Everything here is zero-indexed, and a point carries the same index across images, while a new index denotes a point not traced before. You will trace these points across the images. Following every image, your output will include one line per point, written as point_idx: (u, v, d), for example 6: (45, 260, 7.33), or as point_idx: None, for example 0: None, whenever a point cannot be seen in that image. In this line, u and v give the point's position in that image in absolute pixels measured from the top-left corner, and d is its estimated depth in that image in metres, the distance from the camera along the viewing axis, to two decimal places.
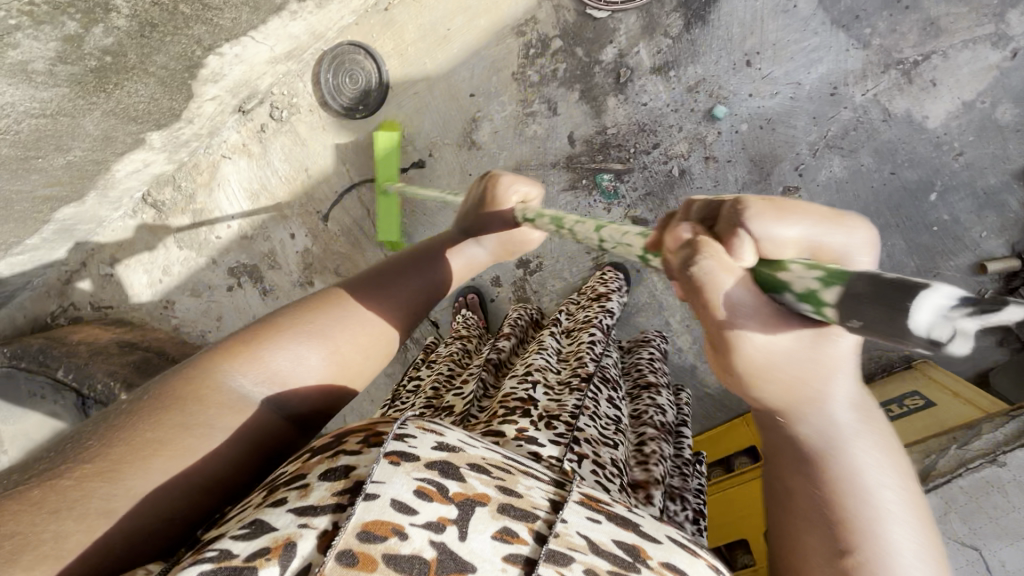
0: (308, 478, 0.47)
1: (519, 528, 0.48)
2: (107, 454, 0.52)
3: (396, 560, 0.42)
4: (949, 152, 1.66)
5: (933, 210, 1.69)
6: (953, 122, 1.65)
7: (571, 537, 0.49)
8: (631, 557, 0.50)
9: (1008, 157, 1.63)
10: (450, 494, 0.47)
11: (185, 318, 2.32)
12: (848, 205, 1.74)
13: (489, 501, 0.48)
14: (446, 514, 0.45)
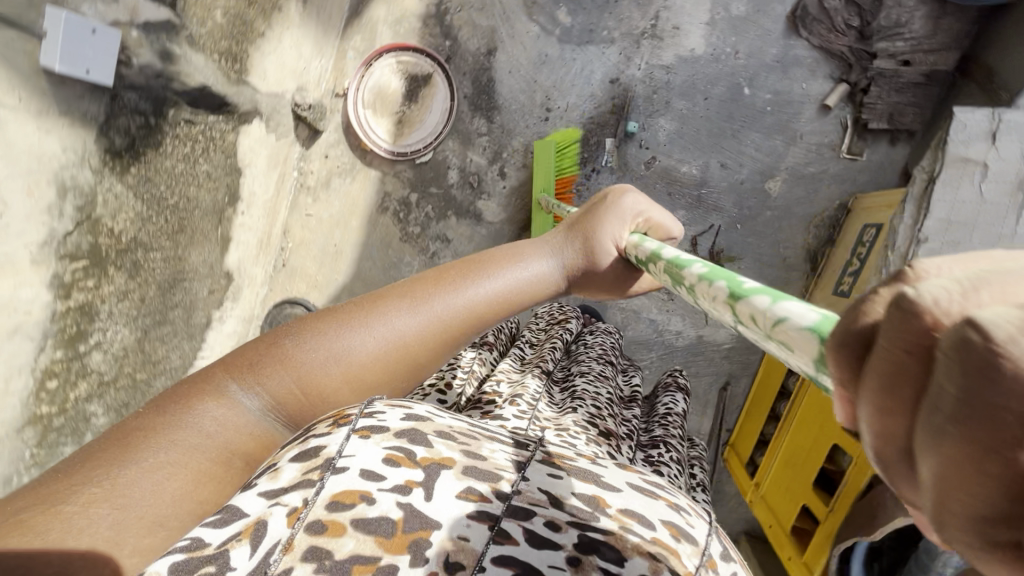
0: (279, 465, 0.55)
1: (481, 485, 0.53)
2: (110, 480, 0.54)
3: (361, 523, 0.47)
4: (729, 56, 1.96)
5: (757, 97, 1.97)
6: (712, 38, 1.96)
7: (532, 494, 0.54)
8: (590, 506, 0.55)
9: (769, 29, 1.94)
10: (416, 459, 0.53)
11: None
12: (697, 139, 2.00)
13: (453, 464, 0.55)
14: (411, 477, 0.52)
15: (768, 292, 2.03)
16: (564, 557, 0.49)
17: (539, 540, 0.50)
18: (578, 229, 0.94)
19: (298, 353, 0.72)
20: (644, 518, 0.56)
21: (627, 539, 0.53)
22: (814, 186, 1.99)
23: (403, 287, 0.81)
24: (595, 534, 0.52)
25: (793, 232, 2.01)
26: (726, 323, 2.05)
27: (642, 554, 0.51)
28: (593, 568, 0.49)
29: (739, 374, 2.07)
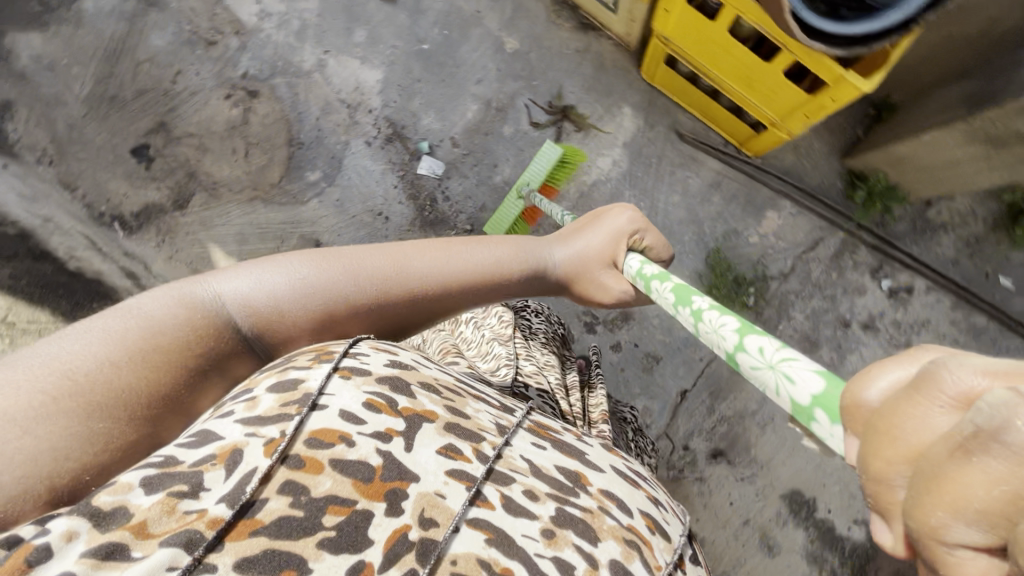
0: (257, 396, 0.67)
1: (462, 447, 0.70)
2: (91, 387, 0.64)
3: (340, 463, 0.61)
4: (391, 50, 2.20)
5: (431, 37, 2.18)
6: (372, 60, 2.21)
7: (513, 461, 0.73)
8: (568, 483, 0.75)
9: (382, 13, 2.21)
10: (399, 410, 0.68)
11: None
12: (447, 96, 2.17)
13: (436, 419, 0.70)
14: (392, 425, 0.66)
15: (603, 71, 2.10)
16: (540, 526, 0.68)
17: (520, 505, 0.69)
18: (582, 243, 1.25)
19: (268, 278, 0.83)
20: (618, 504, 0.76)
21: (603, 520, 0.72)
22: (523, 6, 2.15)
23: (398, 248, 0.97)
24: (574, 509, 0.71)
25: (557, 34, 2.13)
26: (619, 116, 2.09)
27: (614, 535, 0.71)
28: (565, 539, 0.68)
29: (673, 117, 2.07)
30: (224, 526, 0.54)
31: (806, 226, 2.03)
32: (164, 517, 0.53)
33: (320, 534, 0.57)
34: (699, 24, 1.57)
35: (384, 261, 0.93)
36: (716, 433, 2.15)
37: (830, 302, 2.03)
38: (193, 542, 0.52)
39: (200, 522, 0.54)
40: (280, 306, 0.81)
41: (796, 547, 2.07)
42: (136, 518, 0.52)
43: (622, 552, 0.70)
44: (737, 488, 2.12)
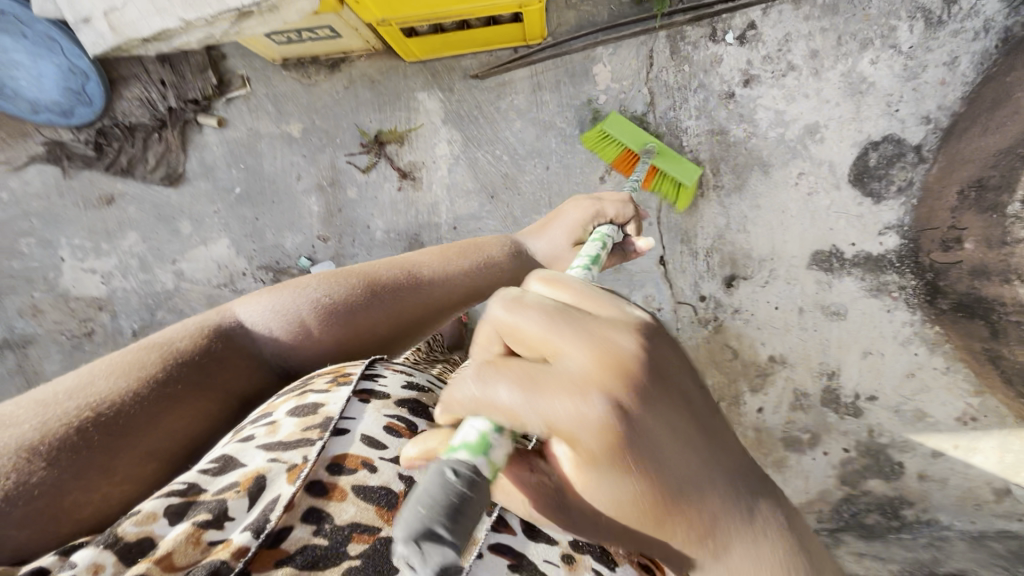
0: (273, 425, 0.88)
1: (488, 491, 0.87)
2: (122, 417, 0.89)
3: (349, 505, 0.73)
4: (219, 216, 2.22)
5: (237, 178, 2.20)
6: (210, 236, 2.23)
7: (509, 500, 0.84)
8: None
9: (185, 195, 2.22)
10: (415, 449, 0.88)
11: (934, 402, 1.96)
12: (288, 208, 2.19)
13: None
14: (407, 458, 0.72)
15: (379, 84, 2.09)
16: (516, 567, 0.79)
17: (501, 545, 0.82)
18: (553, 232, 1.48)
19: (286, 300, 1.15)
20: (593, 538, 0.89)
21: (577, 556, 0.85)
22: (275, 92, 2.13)
23: (397, 267, 1.30)
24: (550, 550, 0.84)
25: (318, 89, 2.11)
26: (421, 105, 2.09)
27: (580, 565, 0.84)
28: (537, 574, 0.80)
29: (460, 68, 2.06)
30: (233, 556, 0.72)
31: (631, 51, 2.00)
32: (185, 550, 0.72)
33: (346, 561, 0.76)
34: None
35: (387, 278, 1.25)
36: (717, 265, 2.09)
37: (703, 90, 2.01)
38: (216, 569, 0.70)
39: (219, 549, 0.72)
40: (302, 334, 1.12)
41: (853, 292, 2.03)
42: (163, 553, 0.71)
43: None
44: (771, 291, 2.07)
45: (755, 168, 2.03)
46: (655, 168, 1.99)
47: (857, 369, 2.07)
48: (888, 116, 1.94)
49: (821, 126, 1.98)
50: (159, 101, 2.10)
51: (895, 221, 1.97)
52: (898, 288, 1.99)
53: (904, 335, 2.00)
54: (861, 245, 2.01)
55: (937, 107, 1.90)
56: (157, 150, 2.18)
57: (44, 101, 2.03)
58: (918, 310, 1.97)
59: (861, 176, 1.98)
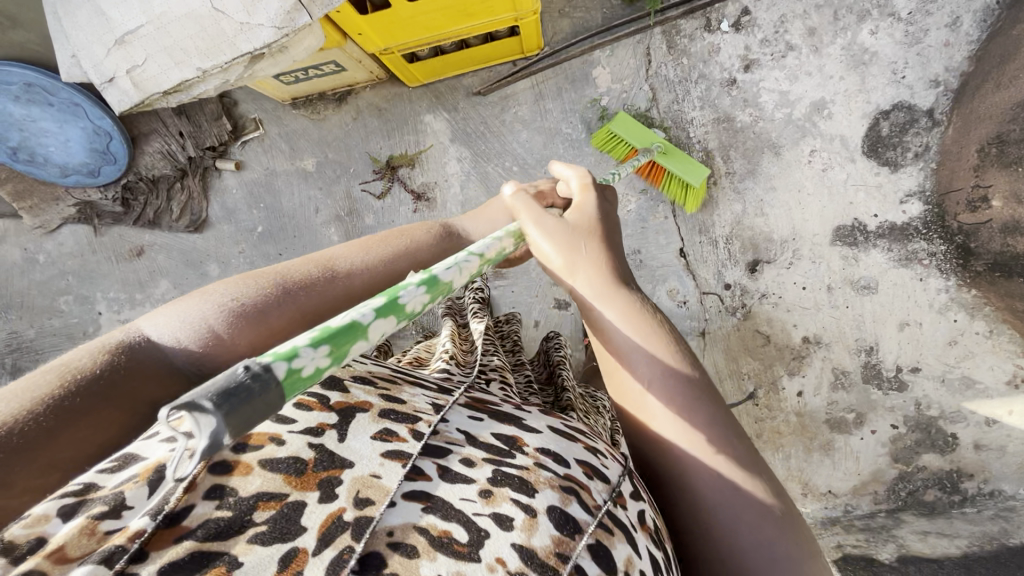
0: None
1: (399, 428, 0.64)
2: None
3: (271, 461, 0.54)
4: (245, 255, 2.28)
5: (258, 217, 2.26)
6: (238, 276, 2.29)
7: (450, 434, 0.67)
8: (507, 447, 0.69)
9: (210, 239, 2.29)
10: (331, 405, 0.62)
11: (981, 366, 1.98)
12: (309, 241, 2.24)
13: (369, 409, 0.64)
14: (324, 420, 0.60)
15: (386, 112, 2.15)
16: (477, 489, 0.62)
17: (460, 472, 0.63)
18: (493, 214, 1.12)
19: (194, 312, 0.69)
20: (555, 457, 0.71)
21: (540, 473, 0.66)
22: (287, 130, 2.20)
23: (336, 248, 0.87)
24: (509, 468, 0.66)
25: (328, 123, 2.18)
26: (428, 127, 2.13)
27: (550, 484, 0.65)
28: (500, 494, 0.62)
29: (463, 87, 2.10)
30: (142, 535, 0.46)
31: (629, 51, 2.03)
32: (83, 539, 0.45)
33: (249, 531, 0.50)
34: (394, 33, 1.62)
35: (324, 264, 0.82)
36: (738, 252, 2.07)
37: (704, 81, 2.02)
38: (112, 556, 0.44)
39: (122, 536, 0.45)
40: (218, 339, 0.68)
41: (882, 264, 2.00)
42: (49, 544, 0.44)
43: (563, 500, 0.65)
44: (796, 271, 2.05)
45: (766, 150, 2.02)
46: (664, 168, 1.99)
47: (895, 342, 2.03)
48: (895, 84, 1.93)
49: (828, 102, 1.97)
50: (179, 152, 2.19)
51: (916, 188, 1.94)
52: (928, 255, 1.96)
53: (940, 302, 1.97)
54: (884, 216, 1.97)
55: (944, 69, 1.89)
56: (180, 199, 2.26)
57: (73, 164, 2.13)
58: (951, 276, 1.95)
59: (875, 147, 1.96)
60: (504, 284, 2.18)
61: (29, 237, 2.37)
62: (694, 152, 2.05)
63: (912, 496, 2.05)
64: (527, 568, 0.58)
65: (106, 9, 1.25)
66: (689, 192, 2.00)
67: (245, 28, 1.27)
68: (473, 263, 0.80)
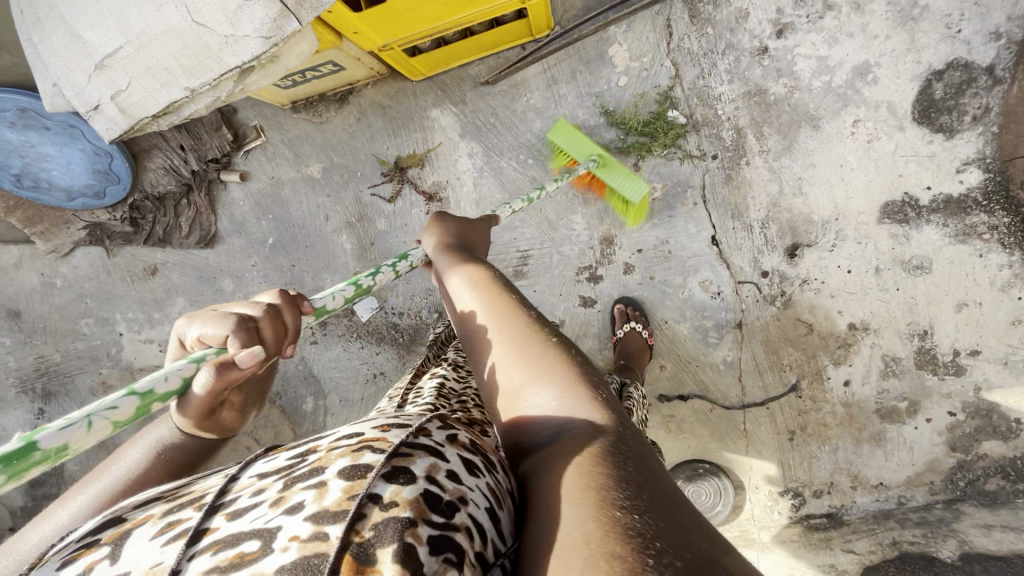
0: None
1: (183, 510, 0.54)
2: None
3: None
4: (258, 268, 2.22)
5: (267, 228, 2.19)
6: (252, 289, 2.24)
7: (238, 485, 0.56)
8: (294, 462, 0.57)
9: (221, 253, 2.24)
10: (104, 541, 0.52)
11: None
12: (321, 249, 2.16)
13: (151, 519, 0.54)
14: (95, 557, 0.50)
15: (389, 109, 2.03)
16: (264, 509, 0.51)
17: (247, 505, 0.52)
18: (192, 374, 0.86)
19: None
20: (347, 435, 0.58)
21: (332, 451, 0.55)
22: (289, 136, 2.11)
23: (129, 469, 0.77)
24: (299, 473, 0.54)
25: (331, 125, 2.07)
26: (436, 122, 2.01)
27: (343, 454, 0.53)
28: (288, 495, 0.51)
29: (470, 77, 1.97)
30: None
31: (647, 24, 1.85)
32: None
33: None
34: (390, 30, 1.51)
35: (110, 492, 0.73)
36: (776, 236, 1.92)
37: (732, 51, 1.84)
38: None
39: None
40: None
41: (937, 241, 1.83)
42: None
43: (353, 458, 0.52)
44: (840, 254, 1.90)
45: (804, 124, 1.85)
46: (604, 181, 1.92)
47: (952, 324, 1.88)
48: (949, 40, 1.73)
49: (873, 65, 1.78)
50: (182, 167, 2.11)
51: (974, 155, 1.75)
52: (988, 229, 1.79)
53: (1003, 279, 1.81)
54: (939, 188, 1.80)
55: (1006, 19, 1.69)
56: (188, 215, 2.19)
57: (77, 186, 2.08)
58: (1016, 251, 1.78)
59: (927, 112, 1.77)
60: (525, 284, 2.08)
61: (44, 262, 2.36)
62: (723, 133, 1.89)
63: (972, 485, 1.93)
64: (322, 523, 0.47)
65: (81, 32, 1.15)
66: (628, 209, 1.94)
67: (230, 40, 1.15)
68: (120, 405, 0.67)
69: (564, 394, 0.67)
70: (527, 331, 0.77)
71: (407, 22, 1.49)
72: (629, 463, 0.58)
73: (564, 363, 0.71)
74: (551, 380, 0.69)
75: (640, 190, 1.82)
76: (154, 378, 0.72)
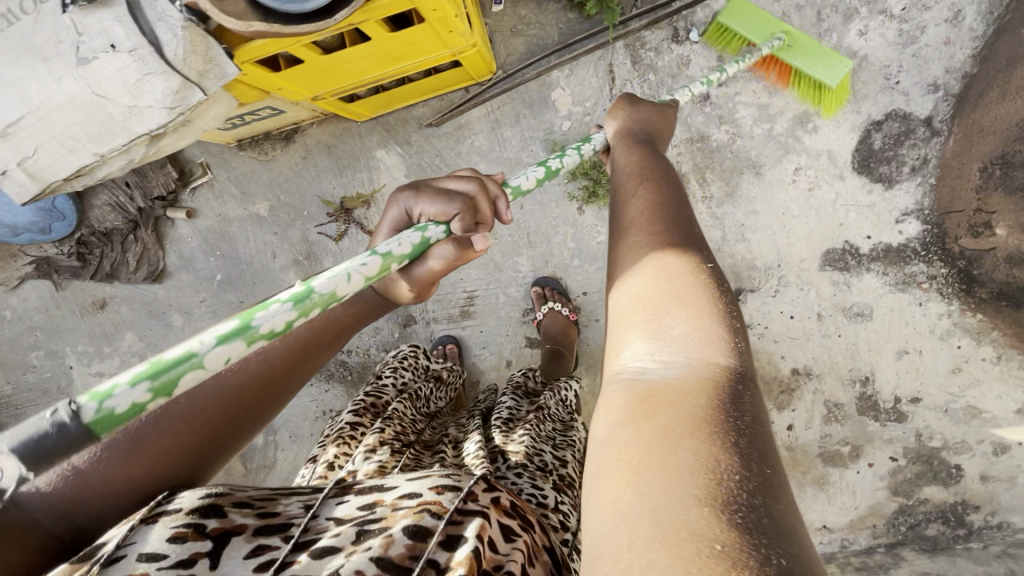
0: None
1: (273, 537, 0.65)
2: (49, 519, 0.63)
3: None
4: (207, 304, 2.21)
5: (216, 264, 2.18)
6: (202, 324, 2.23)
7: (318, 522, 0.67)
8: (368, 511, 0.68)
9: (170, 288, 2.22)
10: (207, 531, 0.63)
11: (988, 395, 1.84)
12: (270, 286, 2.15)
13: (245, 529, 0.65)
14: (198, 548, 0.61)
15: (335, 149, 2.02)
16: (341, 555, 0.62)
17: (327, 546, 0.63)
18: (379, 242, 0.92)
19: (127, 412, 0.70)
20: (411, 492, 0.70)
21: (399, 510, 0.67)
22: (236, 174, 2.09)
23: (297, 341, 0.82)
24: (371, 526, 0.66)
25: (277, 164, 2.06)
26: (382, 163, 2.00)
27: (412, 517, 0.66)
28: (362, 545, 0.63)
29: (414, 118, 1.96)
30: None
31: (589, 69, 1.85)
32: None
33: None
34: (319, 83, 1.49)
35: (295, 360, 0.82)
36: None
37: (674, 98, 1.83)
38: None
39: None
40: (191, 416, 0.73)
41: (877, 289, 1.83)
42: None
43: (415, 520, 0.66)
44: (783, 299, 1.89)
45: (745, 171, 1.85)
46: (789, 68, 1.71)
47: (893, 371, 1.88)
48: (888, 91, 1.72)
49: (812, 115, 1.78)
50: (128, 204, 2.09)
51: (913, 206, 1.75)
52: (927, 279, 1.79)
53: (942, 328, 1.81)
54: (878, 238, 1.80)
55: (944, 71, 1.69)
56: (136, 250, 2.18)
57: (22, 223, 2.03)
58: (954, 301, 1.78)
59: (866, 162, 1.77)
60: (472, 324, 2.07)
61: None
62: None
63: (913, 530, 1.94)
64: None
65: None
66: (828, 94, 1.71)
67: (134, 110, 1.15)
68: (370, 267, 0.72)
69: (701, 339, 0.65)
70: (681, 267, 0.75)
71: (332, 76, 1.47)
72: (749, 440, 0.55)
73: (712, 311, 0.69)
74: (696, 322, 0.67)
75: (841, 71, 1.62)
76: (391, 244, 0.77)
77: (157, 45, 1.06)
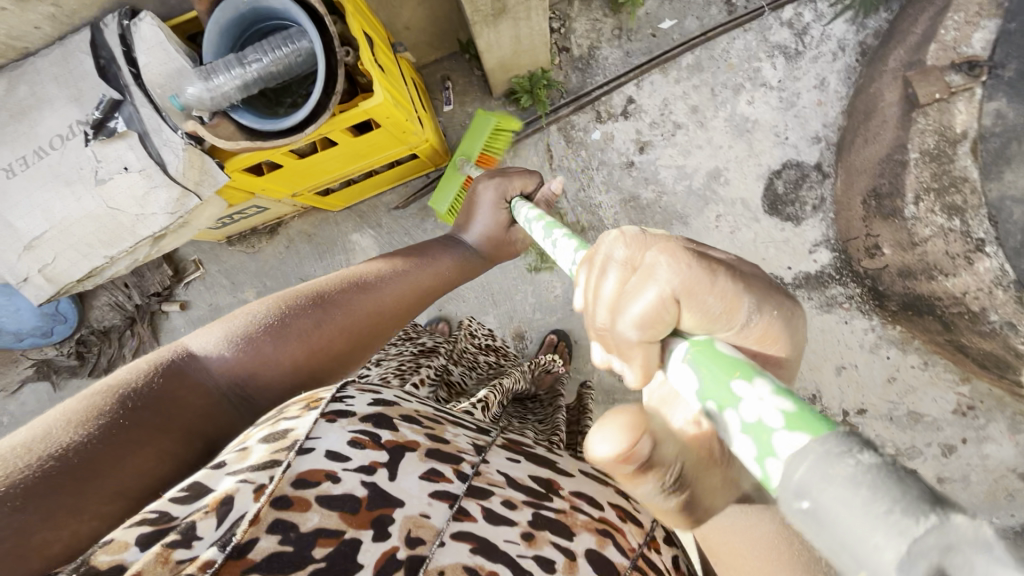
0: (246, 448, 0.76)
1: (444, 468, 0.81)
2: (138, 421, 0.85)
3: (327, 498, 0.70)
4: None
5: None
6: None
7: (488, 477, 0.84)
8: (540, 491, 0.87)
9: None
10: (382, 443, 0.78)
11: (925, 399, 2.00)
12: None
13: (416, 449, 0.81)
14: (376, 459, 0.76)
15: (315, 237, 2.27)
16: (517, 531, 0.78)
17: (501, 513, 0.80)
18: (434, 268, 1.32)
19: (234, 330, 1.04)
20: (585, 501, 0.91)
21: (574, 516, 0.86)
22: (226, 266, 2.32)
23: (361, 316, 1.14)
24: (544, 511, 0.83)
25: (263, 254, 2.30)
26: (359, 244, 2.25)
27: (581, 524, 0.85)
28: (540, 535, 0.79)
29: (383, 204, 2.23)
30: (210, 564, 0.60)
31: (531, 150, 2.16)
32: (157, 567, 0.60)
33: (311, 563, 0.65)
34: (302, 181, 1.78)
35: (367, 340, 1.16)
36: None
37: (604, 167, 2.14)
38: None
39: (193, 564, 0.60)
40: (271, 358, 1.02)
41: (806, 312, 2.05)
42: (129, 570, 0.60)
43: (596, 539, 0.84)
44: None
45: (675, 222, 2.11)
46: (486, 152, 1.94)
47: (836, 387, 2.05)
48: (780, 145, 2.05)
49: (722, 170, 2.08)
50: (126, 301, 2.30)
51: (821, 238, 2.02)
52: (846, 298, 2.02)
53: (870, 341, 2.01)
54: (797, 267, 2.05)
55: (822, 126, 2.02)
56: (132, 344, 2.35)
57: (26, 329, 2.17)
58: (873, 315, 2.00)
59: (775, 205, 2.06)
60: None
61: None
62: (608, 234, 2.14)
63: None
64: None
65: (12, 221, 1.35)
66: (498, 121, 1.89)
67: (142, 218, 1.38)
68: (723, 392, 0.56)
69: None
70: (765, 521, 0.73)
71: (312, 174, 1.73)
72: None
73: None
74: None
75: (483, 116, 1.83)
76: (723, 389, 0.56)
77: (164, 163, 1.32)
